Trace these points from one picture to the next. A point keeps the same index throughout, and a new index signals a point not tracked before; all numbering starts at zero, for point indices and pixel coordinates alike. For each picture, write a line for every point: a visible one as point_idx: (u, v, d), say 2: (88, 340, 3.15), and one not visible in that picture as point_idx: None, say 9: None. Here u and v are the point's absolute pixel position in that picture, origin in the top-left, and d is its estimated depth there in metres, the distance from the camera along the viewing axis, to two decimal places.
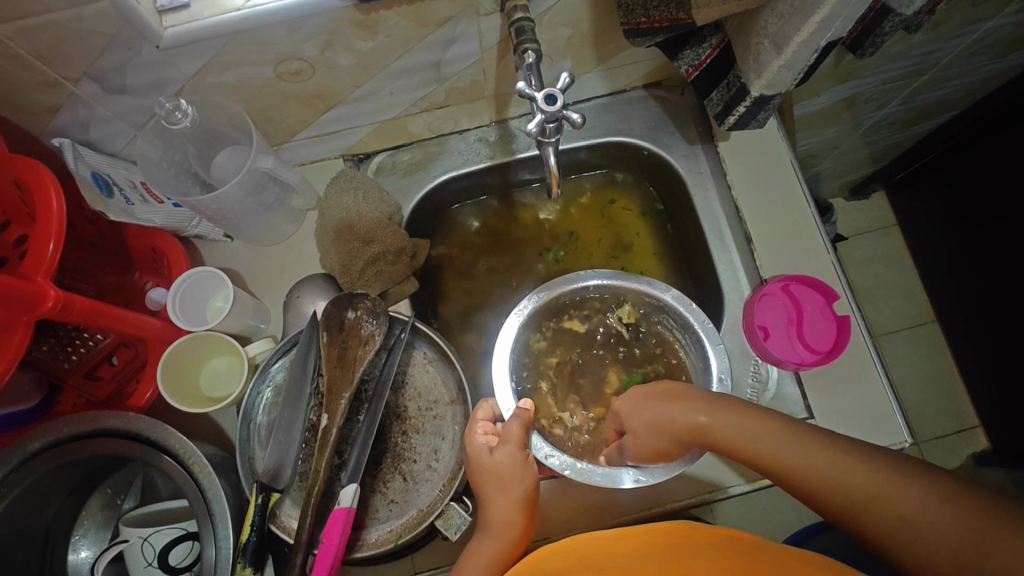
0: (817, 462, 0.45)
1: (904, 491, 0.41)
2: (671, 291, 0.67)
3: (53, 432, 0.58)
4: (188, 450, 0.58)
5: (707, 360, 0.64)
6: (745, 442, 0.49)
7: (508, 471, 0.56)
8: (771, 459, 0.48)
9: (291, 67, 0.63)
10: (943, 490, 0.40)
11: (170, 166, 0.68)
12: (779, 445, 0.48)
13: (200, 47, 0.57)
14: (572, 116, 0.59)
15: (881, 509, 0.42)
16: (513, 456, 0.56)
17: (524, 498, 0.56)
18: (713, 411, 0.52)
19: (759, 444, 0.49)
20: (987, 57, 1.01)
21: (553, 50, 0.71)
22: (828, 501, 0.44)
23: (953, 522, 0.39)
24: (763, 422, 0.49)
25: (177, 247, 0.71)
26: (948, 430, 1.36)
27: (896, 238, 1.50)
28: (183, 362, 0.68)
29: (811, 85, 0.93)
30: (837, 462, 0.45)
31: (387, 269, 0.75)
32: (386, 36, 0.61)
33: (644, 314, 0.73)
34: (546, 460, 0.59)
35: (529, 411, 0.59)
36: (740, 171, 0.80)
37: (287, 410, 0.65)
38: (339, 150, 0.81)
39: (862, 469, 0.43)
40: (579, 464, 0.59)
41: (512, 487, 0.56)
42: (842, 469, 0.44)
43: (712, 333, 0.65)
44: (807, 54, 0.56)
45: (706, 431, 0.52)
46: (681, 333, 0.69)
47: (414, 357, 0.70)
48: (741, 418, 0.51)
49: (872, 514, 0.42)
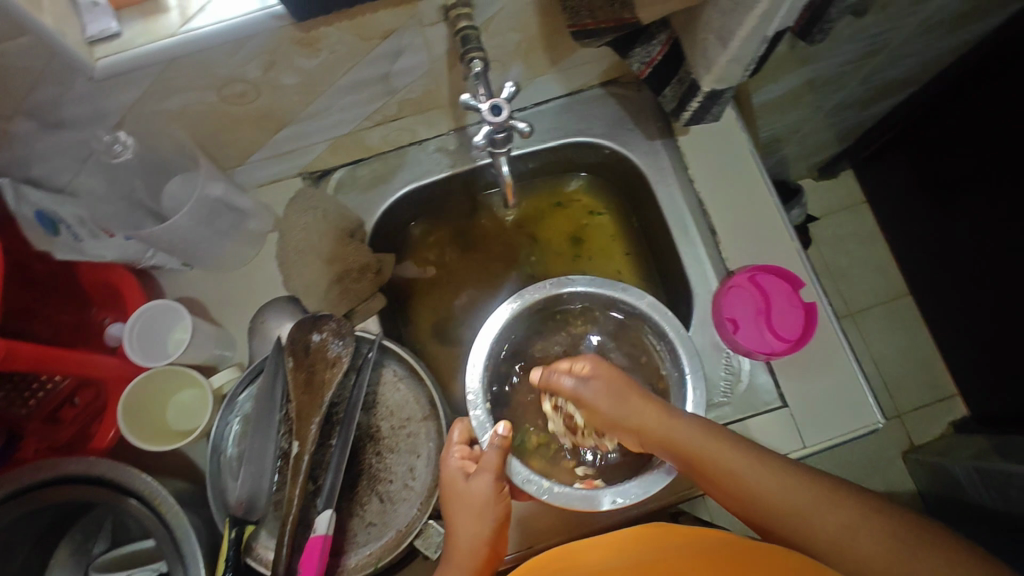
0: (766, 481, 0.51)
1: (833, 508, 0.48)
2: (646, 298, 0.67)
3: (14, 483, 0.55)
4: (155, 492, 0.56)
5: (682, 369, 0.64)
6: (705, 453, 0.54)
7: (484, 500, 0.56)
8: (726, 475, 0.53)
9: (234, 89, 0.61)
10: (864, 508, 0.48)
11: (117, 200, 0.66)
12: (731, 456, 0.53)
13: (136, 76, 0.55)
14: (520, 125, 0.60)
15: (812, 522, 0.48)
16: (489, 484, 0.56)
17: (493, 530, 0.57)
18: (675, 421, 0.57)
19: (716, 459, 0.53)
20: (939, 34, 1.01)
21: (504, 55, 0.70)
22: (775, 517, 0.50)
23: (872, 538, 0.46)
24: (719, 440, 0.54)
25: (131, 280, 0.69)
26: (928, 400, 1.40)
27: (865, 216, 1.52)
28: (146, 399, 0.66)
29: (769, 72, 0.94)
30: (777, 480, 0.51)
31: (352, 287, 0.75)
32: (329, 52, 0.60)
33: (619, 323, 0.72)
34: (525, 486, 0.58)
35: (506, 438, 0.58)
36: (702, 164, 0.80)
37: (257, 440, 0.64)
38: (296, 168, 0.79)
39: (798, 489, 0.50)
40: (557, 488, 0.58)
41: (487, 515, 0.56)
42: (780, 484, 0.51)
43: (687, 342, 0.64)
44: (754, 46, 0.55)
45: (666, 423, 0.57)
46: (657, 342, 0.68)
47: (384, 375, 0.69)
48: (697, 432, 0.55)
49: (805, 527, 0.49)
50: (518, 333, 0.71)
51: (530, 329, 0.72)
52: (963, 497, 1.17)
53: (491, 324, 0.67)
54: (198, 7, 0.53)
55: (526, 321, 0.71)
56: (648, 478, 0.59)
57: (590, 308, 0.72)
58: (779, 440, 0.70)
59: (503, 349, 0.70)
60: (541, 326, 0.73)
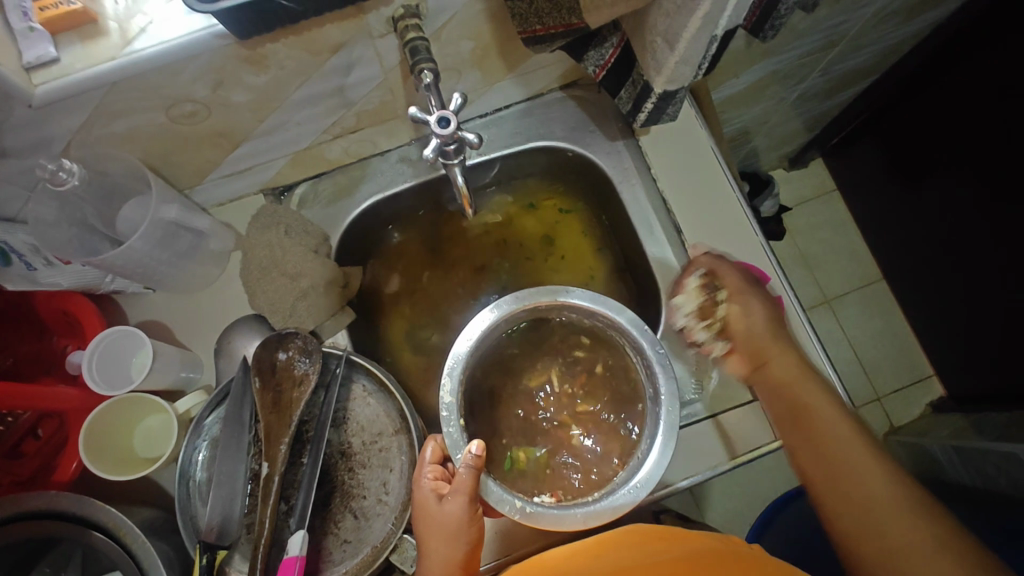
0: (870, 472, 0.55)
1: (907, 519, 0.53)
2: (626, 314, 0.65)
3: None
4: (120, 523, 0.56)
5: (656, 383, 0.62)
6: (826, 422, 0.58)
7: (456, 523, 0.55)
8: (833, 446, 0.57)
9: (184, 109, 0.60)
10: (935, 532, 0.52)
11: (69, 225, 0.64)
12: (836, 430, 0.58)
13: (79, 101, 0.54)
14: (468, 136, 0.61)
15: (882, 511, 0.54)
16: (462, 507, 0.55)
17: (466, 555, 0.55)
18: (815, 382, 0.61)
19: (835, 432, 0.58)
20: (894, 24, 1.03)
21: (459, 63, 0.70)
22: (857, 496, 0.55)
23: (928, 550, 0.51)
24: (842, 424, 0.58)
25: (90, 307, 0.68)
26: (905, 382, 1.42)
27: (835, 203, 1.54)
28: (111, 427, 0.65)
29: (729, 67, 0.95)
30: (866, 466, 0.56)
31: (318, 302, 0.74)
32: (279, 68, 0.59)
33: (595, 334, 0.70)
34: (500, 506, 0.57)
35: (479, 458, 0.56)
36: (664, 163, 0.80)
37: (226, 462, 0.63)
38: (257, 185, 0.79)
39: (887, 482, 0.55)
40: (530, 507, 0.57)
41: (458, 538, 0.55)
42: (873, 474, 0.55)
43: (664, 357, 0.62)
44: (702, 47, 0.56)
45: (796, 374, 0.62)
46: (635, 359, 0.66)
47: (353, 391, 0.69)
48: (829, 407, 0.59)
49: (869, 514, 0.54)
50: (495, 342, 0.70)
51: (510, 338, 0.70)
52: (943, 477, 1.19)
53: (472, 329, 0.65)
54: (139, 28, 0.52)
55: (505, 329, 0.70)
56: (620, 494, 0.58)
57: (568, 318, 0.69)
58: (750, 434, 0.71)
59: (482, 353, 0.68)
60: (520, 336, 0.71)
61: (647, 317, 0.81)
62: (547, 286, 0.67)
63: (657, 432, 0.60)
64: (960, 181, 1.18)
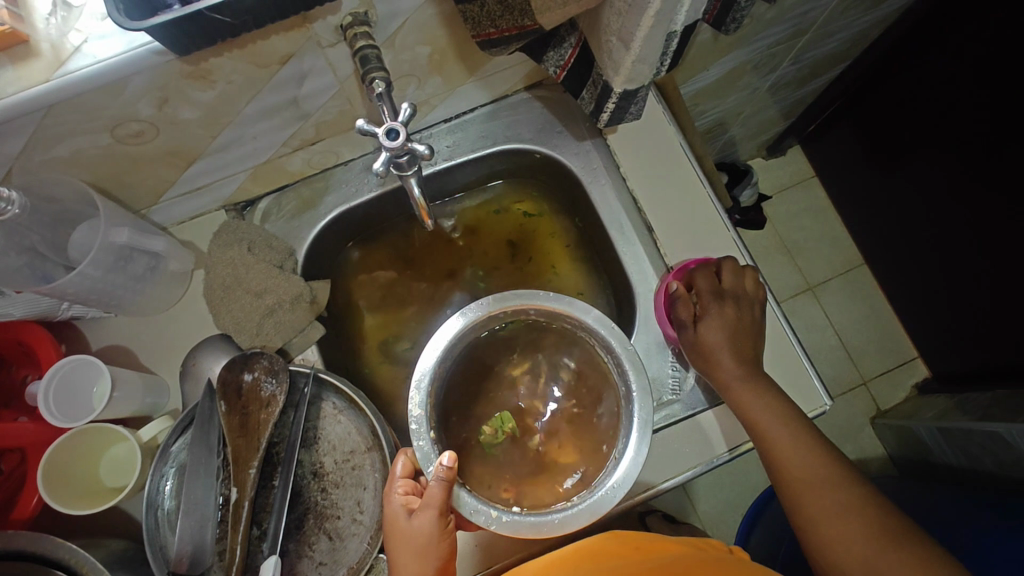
0: (793, 453, 0.60)
1: (830, 495, 0.57)
2: (593, 312, 0.64)
3: None
4: (81, 559, 0.54)
5: (627, 381, 0.61)
6: (756, 411, 0.62)
7: (427, 539, 0.54)
8: (763, 433, 0.61)
9: (130, 129, 0.58)
10: (849, 501, 0.57)
11: (19, 253, 0.62)
12: (787, 436, 0.61)
13: (14, 126, 0.52)
14: (419, 147, 0.60)
15: (821, 507, 0.57)
16: (432, 522, 0.54)
17: (437, 571, 0.54)
18: (751, 377, 0.64)
19: (762, 420, 0.62)
20: (863, 10, 1.02)
21: (417, 69, 0.68)
22: (785, 476, 0.60)
23: (863, 543, 0.54)
24: (772, 411, 0.62)
25: (45, 336, 0.65)
26: (891, 364, 1.42)
27: (814, 190, 1.54)
28: (73, 459, 0.64)
29: (698, 59, 0.93)
30: (811, 464, 0.59)
31: (285, 318, 0.72)
32: (226, 83, 0.57)
33: (567, 340, 0.68)
34: (474, 517, 0.56)
35: (451, 471, 0.54)
36: (633, 162, 0.79)
37: (193, 489, 0.61)
38: (218, 201, 0.77)
39: (828, 479, 0.58)
40: (506, 515, 0.56)
41: (429, 556, 0.53)
42: (818, 472, 0.59)
43: (631, 351, 0.62)
44: (658, 46, 0.54)
45: (751, 384, 0.64)
46: (605, 354, 0.65)
47: (323, 410, 0.67)
48: (759, 398, 0.63)
49: (812, 507, 0.58)
50: (466, 350, 0.67)
51: (481, 346, 0.68)
52: (931, 458, 1.19)
53: (439, 338, 0.63)
54: (74, 47, 0.50)
55: (476, 338, 0.67)
56: (597, 496, 0.57)
57: (538, 323, 0.68)
58: (730, 431, 0.70)
59: (455, 362, 0.66)
60: (493, 344, 0.69)
61: (624, 318, 0.80)
62: (513, 290, 0.65)
63: (631, 435, 0.59)
64: (935, 164, 1.18)
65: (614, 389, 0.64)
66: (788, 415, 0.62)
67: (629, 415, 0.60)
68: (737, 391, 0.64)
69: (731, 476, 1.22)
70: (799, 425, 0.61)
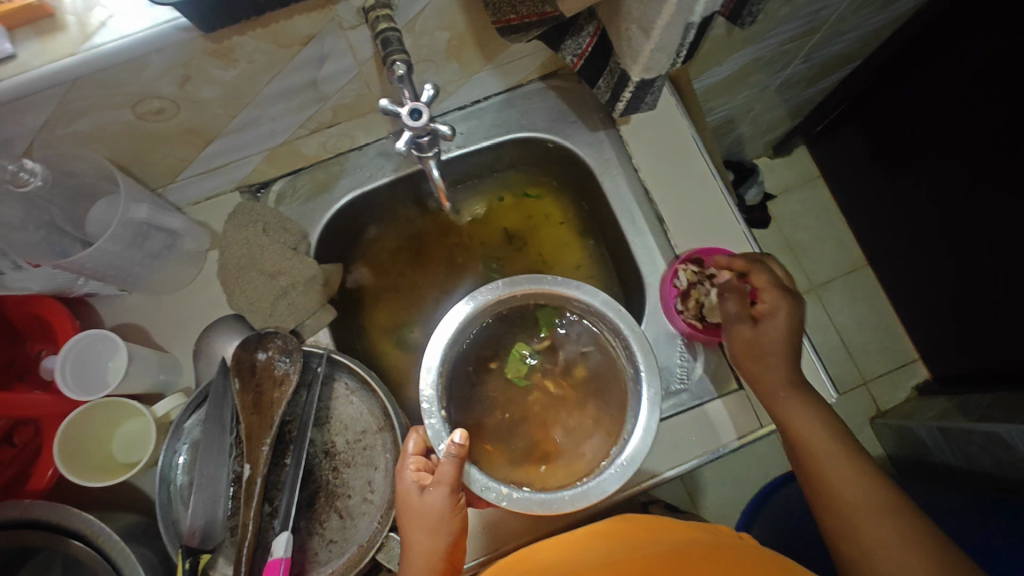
0: (843, 475, 0.58)
1: (882, 521, 0.55)
2: (602, 296, 0.64)
3: None
4: (97, 530, 0.55)
5: (636, 367, 0.62)
6: (805, 430, 0.62)
7: (439, 514, 0.54)
8: (810, 452, 0.61)
9: (151, 106, 0.59)
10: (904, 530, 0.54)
11: (38, 228, 0.62)
12: (829, 445, 0.60)
13: (39, 98, 0.52)
14: (443, 128, 0.61)
15: (870, 533, 0.55)
16: (444, 498, 0.54)
17: (450, 546, 0.55)
18: (801, 396, 0.63)
19: (811, 437, 0.61)
20: (875, 9, 1.02)
21: (436, 54, 0.69)
22: (835, 501, 0.58)
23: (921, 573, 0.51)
24: (819, 431, 0.61)
25: (61, 310, 0.66)
26: (891, 366, 1.43)
27: (819, 190, 1.55)
28: (87, 433, 0.64)
29: (711, 54, 0.94)
30: (862, 487, 0.57)
31: (299, 301, 0.73)
32: (248, 62, 0.58)
33: (574, 325, 0.69)
34: (484, 493, 0.56)
35: (462, 448, 0.55)
36: (646, 153, 0.79)
37: (207, 466, 0.62)
38: (233, 183, 0.77)
39: (879, 504, 0.56)
40: (516, 492, 0.57)
41: (441, 531, 0.54)
42: (871, 497, 0.57)
43: (643, 338, 0.62)
44: (678, 35, 0.54)
45: (799, 398, 0.63)
46: (615, 340, 0.66)
47: (336, 389, 0.68)
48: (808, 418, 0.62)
49: (860, 532, 0.55)
50: (476, 335, 0.68)
51: (490, 331, 0.69)
52: (930, 458, 1.20)
53: (446, 324, 0.64)
54: (99, 22, 0.51)
55: (486, 321, 0.68)
56: (605, 475, 0.58)
57: (549, 309, 0.69)
58: (736, 421, 0.71)
59: (464, 346, 0.67)
60: (503, 328, 0.69)
61: (632, 309, 0.81)
62: (523, 275, 0.66)
63: (639, 413, 0.60)
64: (942, 166, 1.19)
65: (623, 374, 0.65)
66: (841, 439, 0.61)
67: (638, 398, 0.61)
68: (782, 403, 0.64)
69: (732, 471, 1.23)
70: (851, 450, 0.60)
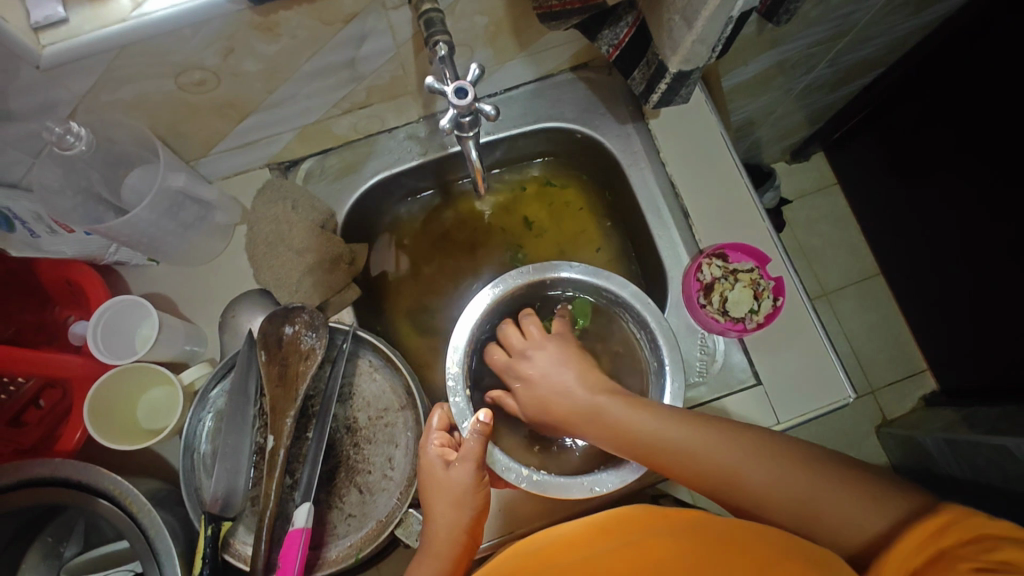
0: (740, 464, 0.52)
1: (791, 482, 0.51)
2: (630, 287, 0.65)
3: None
4: (124, 491, 0.56)
5: (661, 358, 0.63)
6: (677, 443, 0.54)
7: (463, 489, 0.55)
8: (696, 463, 0.53)
9: (193, 77, 0.59)
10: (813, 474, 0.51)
11: (76, 194, 0.63)
12: (706, 443, 0.54)
13: (86, 64, 0.53)
14: (486, 108, 0.59)
15: (802, 500, 0.50)
16: (469, 474, 0.56)
17: (473, 520, 0.56)
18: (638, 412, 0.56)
19: (688, 446, 0.54)
20: (905, 15, 1.01)
21: (472, 39, 0.69)
22: (759, 498, 0.52)
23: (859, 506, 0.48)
24: (680, 433, 0.54)
25: (94, 277, 0.67)
26: (900, 374, 1.43)
27: (836, 196, 1.55)
28: (115, 398, 0.65)
29: (739, 54, 0.93)
30: (756, 462, 0.52)
31: (324, 278, 0.73)
32: (290, 37, 0.58)
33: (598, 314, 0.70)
34: (505, 474, 0.58)
35: (487, 426, 0.57)
36: (673, 147, 0.80)
37: (231, 435, 0.62)
38: (264, 159, 0.78)
39: (778, 469, 0.52)
40: (537, 474, 0.58)
41: (465, 505, 0.56)
42: (769, 470, 0.52)
43: (669, 330, 0.62)
44: (720, 27, 0.55)
45: (652, 411, 0.57)
46: (639, 330, 0.66)
47: (359, 366, 0.69)
48: (664, 428, 0.55)
49: (791, 509, 0.50)
50: (500, 318, 0.69)
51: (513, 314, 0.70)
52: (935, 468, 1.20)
53: (472, 309, 0.64)
54: None
55: (509, 305, 0.69)
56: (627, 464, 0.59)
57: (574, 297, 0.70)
58: (753, 416, 0.71)
59: (487, 329, 0.68)
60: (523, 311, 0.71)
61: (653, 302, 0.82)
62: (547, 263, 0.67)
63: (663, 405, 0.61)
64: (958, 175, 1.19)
65: (645, 365, 0.66)
66: (706, 426, 0.55)
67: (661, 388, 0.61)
68: (638, 434, 0.56)
69: None
70: (717, 428, 0.55)
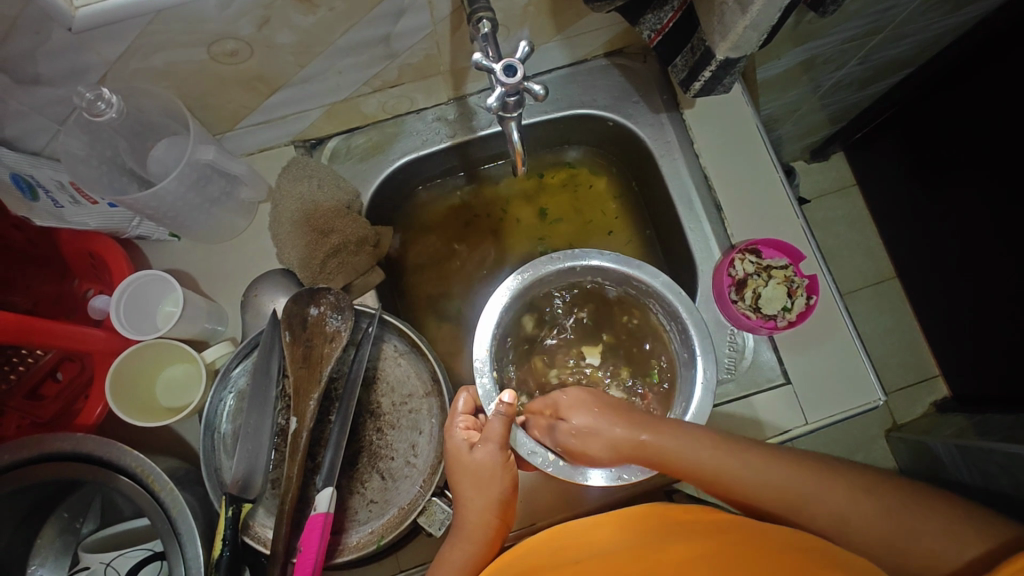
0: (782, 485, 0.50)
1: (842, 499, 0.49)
2: (662, 277, 0.63)
3: (9, 453, 0.54)
4: (146, 469, 0.55)
5: (692, 349, 0.61)
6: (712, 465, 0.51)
7: (488, 470, 0.55)
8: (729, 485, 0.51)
9: (226, 47, 0.57)
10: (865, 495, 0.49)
11: (100, 163, 0.63)
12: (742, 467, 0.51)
13: (119, 29, 0.51)
14: (535, 87, 0.57)
15: (863, 523, 0.48)
16: (494, 455, 0.55)
17: (501, 500, 0.56)
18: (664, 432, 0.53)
19: (725, 468, 0.51)
20: (943, 12, 0.97)
21: (509, 19, 0.67)
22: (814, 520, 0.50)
23: (930, 531, 0.47)
24: (711, 450, 0.52)
25: (115, 247, 0.67)
26: (912, 380, 1.37)
27: (855, 198, 1.47)
28: (136, 372, 0.64)
29: (774, 48, 0.91)
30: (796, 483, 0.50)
31: (349, 260, 0.72)
32: (327, 9, 0.56)
33: (626, 303, 0.69)
34: (531, 457, 0.57)
35: (511, 407, 0.55)
36: (707, 138, 0.78)
37: (253, 415, 0.61)
38: (289, 136, 0.76)
39: (825, 489, 0.50)
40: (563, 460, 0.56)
41: (490, 487, 0.55)
42: (818, 490, 0.50)
43: (701, 324, 0.61)
44: (772, 14, 0.53)
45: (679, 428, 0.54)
46: (668, 322, 0.65)
47: (384, 350, 0.68)
48: (682, 437, 0.53)
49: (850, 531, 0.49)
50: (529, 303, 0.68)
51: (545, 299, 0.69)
52: None
53: (500, 294, 0.62)
54: None
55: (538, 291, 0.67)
56: None
57: (603, 287, 0.68)
58: (782, 415, 0.70)
59: (515, 315, 0.66)
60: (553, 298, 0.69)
61: None
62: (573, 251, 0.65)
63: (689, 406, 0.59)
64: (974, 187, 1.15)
65: (671, 357, 0.65)
66: (743, 447, 0.53)
67: (692, 382, 0.60)
68: (669, 457, 0.52)
69: None
70: (757, 451, 0.52)
